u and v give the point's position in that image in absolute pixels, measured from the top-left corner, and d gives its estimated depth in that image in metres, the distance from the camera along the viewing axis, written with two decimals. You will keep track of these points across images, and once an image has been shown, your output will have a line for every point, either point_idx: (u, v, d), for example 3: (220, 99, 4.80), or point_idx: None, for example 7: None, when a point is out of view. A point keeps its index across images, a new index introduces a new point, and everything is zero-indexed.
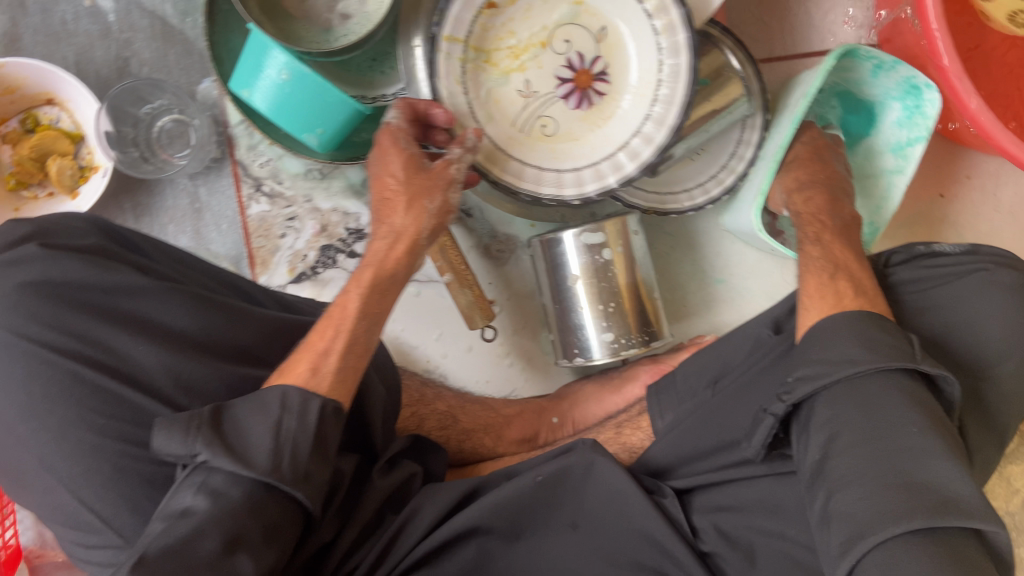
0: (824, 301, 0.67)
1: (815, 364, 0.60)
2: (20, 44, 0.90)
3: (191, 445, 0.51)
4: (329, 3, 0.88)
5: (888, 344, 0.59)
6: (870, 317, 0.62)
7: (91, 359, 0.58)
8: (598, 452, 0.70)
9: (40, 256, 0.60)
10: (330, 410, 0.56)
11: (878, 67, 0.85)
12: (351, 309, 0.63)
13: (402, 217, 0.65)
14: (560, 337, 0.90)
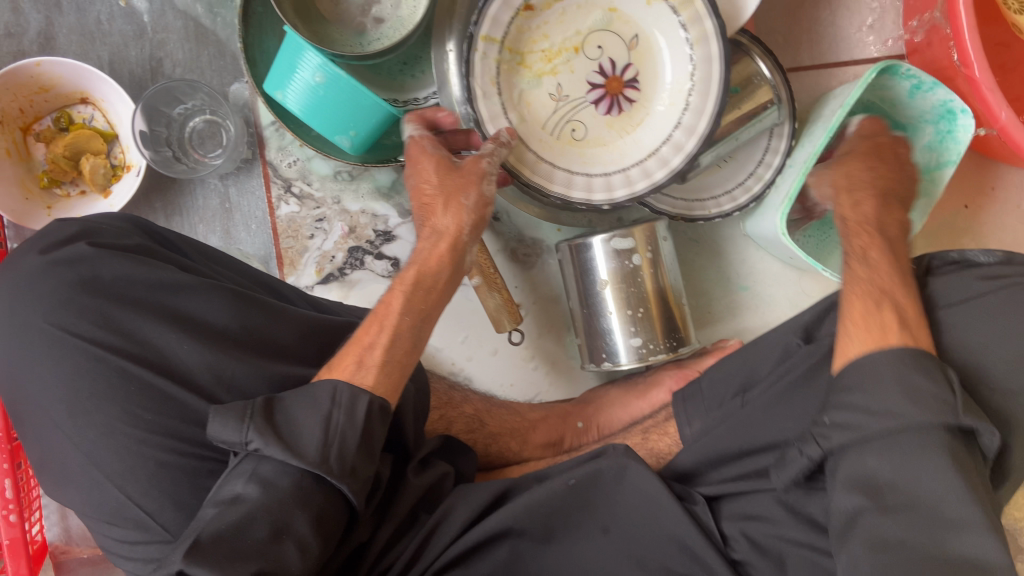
0: (874, 334, 0.59)
1: (850, 409, 0.55)
2: (55, 43, 0.91)
3: (246, 434, 0.52)
4: (362, 7, 0.89)
5: (932, 394, 0.53)
6: (914, 357, 0.56)
7: (135, 355, 0.59)
8: (631, 457, 0.70)
9: (89, 254, 0.62)
10: (377, 407, 0.56)
11: (917, 87, 0.87)
12: (395, 310, 0.63)
13: (442, 217, 0.66)
14: (587, 341, 0.91)
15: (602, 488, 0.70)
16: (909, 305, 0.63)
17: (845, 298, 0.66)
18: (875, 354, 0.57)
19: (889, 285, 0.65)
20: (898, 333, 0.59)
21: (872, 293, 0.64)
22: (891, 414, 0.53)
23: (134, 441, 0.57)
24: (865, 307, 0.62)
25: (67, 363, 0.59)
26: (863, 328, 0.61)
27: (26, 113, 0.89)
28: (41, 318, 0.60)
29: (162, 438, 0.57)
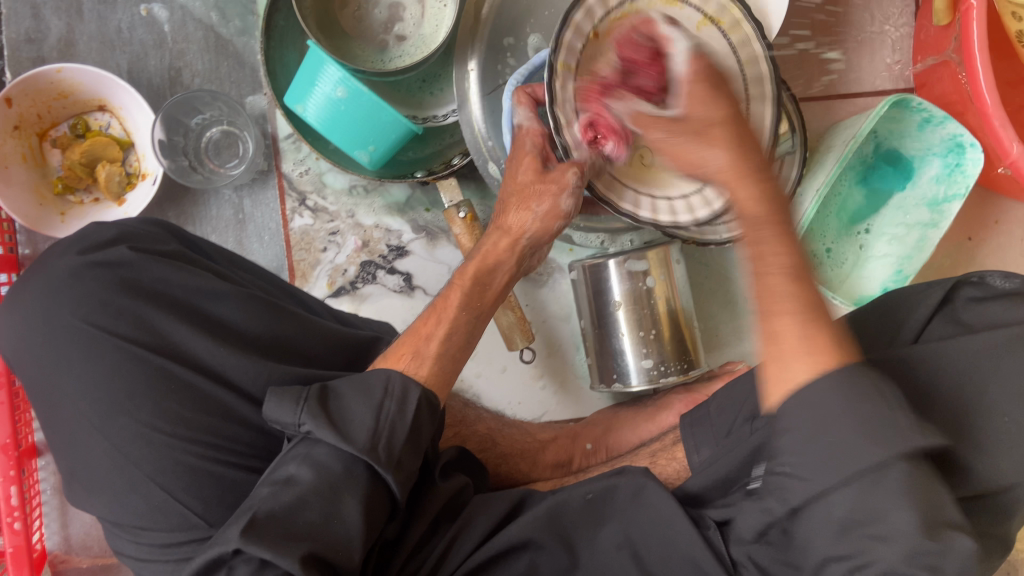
0: (808, 363, 0.49)
1: (800, 454, 0.48)
2: (74, 49, 0.91)
3: (299, 416, 0.53)
4: (384, 24, 0.89)
5: (879, 418, 0.46)
6: (855, 381, 0.47)
7: (175, 358, 0.59)
8: (651, 476, 0.69)
9: (129, 257, 0.62)
10: (427, 402, 0.57)
11: (927, 120, 0.91)
12: (452, 304, 0.65)
13: (514, 215, 0.68)
14: (599, 362, 0.91)
15: (617, 503, 0.69)
16: (819, 294, 0.51)
17: (759, 300, 0.52)
18: (811, 385, 0.48)
19: (795, 277, 0.50)
20: (836, 351, 0.49)
21: (793, 298, 0.50)
22: (849, 459, 0.46)
23: (163, 447, 0.57)
24: (791, 326, 0.50)
25: (104, 363, 0.59)
26: (803, 357, 0.49)
27: (43, 118, 0.88)
28: (76, 316, 0.60)
29: (191, 443, 0.57)
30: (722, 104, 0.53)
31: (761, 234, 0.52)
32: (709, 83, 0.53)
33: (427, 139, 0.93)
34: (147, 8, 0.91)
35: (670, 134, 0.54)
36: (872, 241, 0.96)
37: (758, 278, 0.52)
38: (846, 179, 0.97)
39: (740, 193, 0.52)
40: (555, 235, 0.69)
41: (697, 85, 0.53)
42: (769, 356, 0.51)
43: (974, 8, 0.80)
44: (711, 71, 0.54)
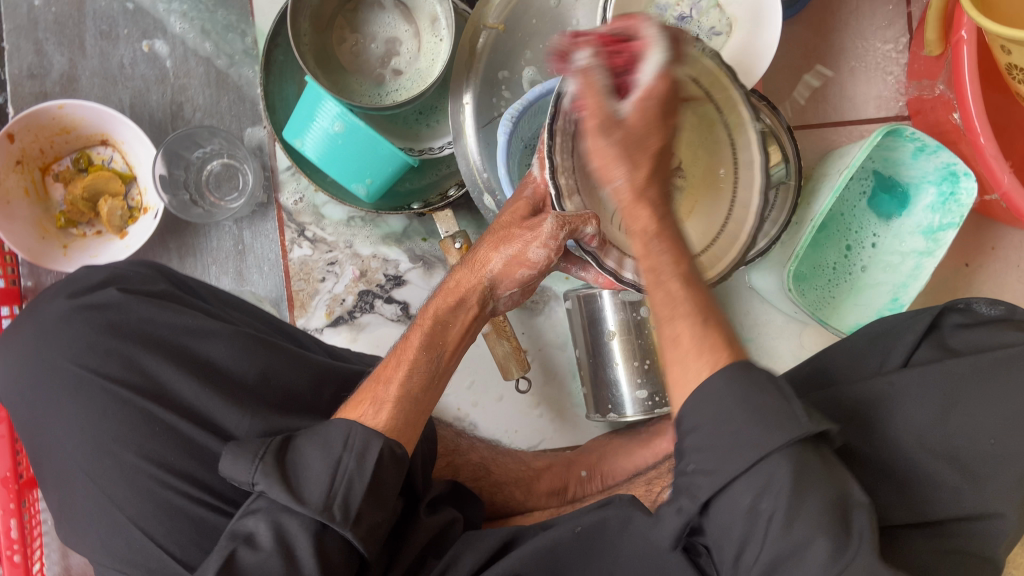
0: (706, 361, 0.53)
1: (704, 455, 0.51)
2: (77, 85, 0.92)
3: (253, 475, 0.55)
4: (381, 59, 0.90)
5: (773, 407, 0.50)
6: (747, 373, 0.51)
7: (155, 397, 0.62)
8: (637, 506, 0.68)
9: (116, 298, 0.66)
10: (390, 455, 0.57)
11: (920, 149, 0.90)
12: (413, 344, 0.65)
13: (485, 250, 0.67)
14: (594, 391, 0.92)
15: (608, 536, 0.68)
16: (707, 297, 0.56)
17: (652, 301, 0.56)
18: (709, 383, 0.51)
19: (686, 285, 0.55)
20: (727, 347, 0.53)
21: (689, 302, 0.54)
22: (745, 451, 0.49)
23: (149, 486, 0.61)
24: (688, 325, 0.54)
25: (94, 403, 0.63)
26: (698, 357, 0.53)
27: (46, 153, 0.90)
28: (67, 358, 0.64)
29: (173, 480, 0.60)
30: (657, 135, 0.55)
31: (652, 246, 0.56)
32: (660, 112, 0.54)
33: (425, 169, 0.94)
34: (148, 43, 0.93)
35: (607, 145, 0.54)
36: (869, 267, 0.97)
37: (647, 283, 0.57)
38: (843, 204, 0.98)
39: (639, 218, 0.56)
40: (521, 281, 0.68)
41: (651, 104, 0.53)
42: (669, 345, 0.55)
43: (964, 39, 0.80)
44: (671, 100, 0.54)
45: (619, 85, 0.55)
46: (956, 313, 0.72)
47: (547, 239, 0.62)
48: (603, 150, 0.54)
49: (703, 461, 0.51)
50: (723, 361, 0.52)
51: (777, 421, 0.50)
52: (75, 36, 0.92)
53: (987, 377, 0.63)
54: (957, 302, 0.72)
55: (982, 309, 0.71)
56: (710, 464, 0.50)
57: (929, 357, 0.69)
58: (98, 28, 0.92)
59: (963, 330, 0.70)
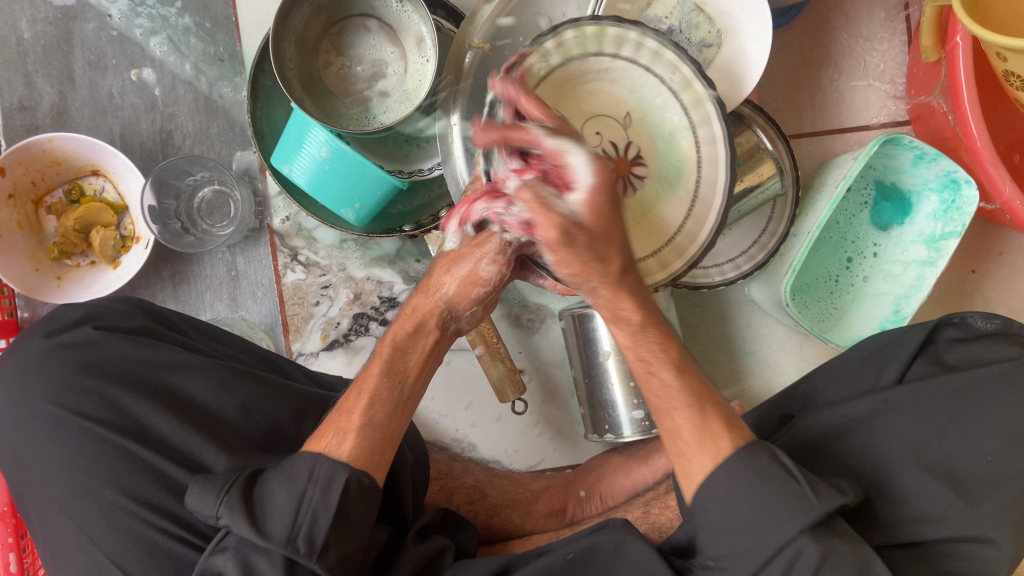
0: (709, 451, 0.54)
1: (724, 548, 0.53)
2: (68, 116, 0.93)
3: (217, 509, 0.55)
4: (368, 81, 0.90)
5: (789, 494, 0.51)
6: (751, 459, 0.53)
7: (131, 434, 0.64)
8: (630, 531, 0.67)
9: (93, 336, 0.68)
10: (356, 486, 0.57)
11: (919, 157, 0.87)
12: (373, 374, 0.64)
13: (442, 276, 0.65)
14: (591, 412, 0.91)
15: (601, 563, 0.67)
16: (702, 382, 0.58)
17: (646, 392, 0.59)
18: (715, 479, 0.53)
19: (679, 374, 0.58)
20: (728, 430, 0.55)
21: (683, 391, 0.57)
22: (761, 539, 0.51)
23: (128, 523, 0.62)
24: (683, 416, 0.56)
25: (72, 442, 0.65)
26: (699, 448, 0.55)
27: (38, 186, 0.90)
28: (48, 401, 0.66)
29: (156, 518, 0.62)
30: (613, 225, 0.55)
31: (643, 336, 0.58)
32: (608, 202, 0.54)
33: (415, 190, 0.94)
34: (137, 72, 0.93)
35: (573, 252, 0.54)
36: (871, 277, 0.95)
37: (640, 379, 0.59)
38: (842, 215, 0.96)
39: (626, 305, 0.58)
40: (477, 301, 0.66)
41: (599, 198, 0.54)
42: (664, 428, 0.57)
43: (960, 46, 0.79)
44: (610, 184, 0.54)
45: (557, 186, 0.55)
46: (951, 327, 0.70)
47: (494, 253, 0.62)
48: (572, 259, 0.54)
49: (725, 555, 0.53)
50: (728, 446, 0.54)
51: (784, 508, 0.51)
52: (63, 67, 0.93)
53: (991, 393, 0.62)
54: (952, 317, 0.70)
55: (977, 322, 0.69)
56: (731, 558, 0.52)
57: (923, 373, 0.68)
58: (87, 58, 0.93)
59: (959, 345, 0.68)
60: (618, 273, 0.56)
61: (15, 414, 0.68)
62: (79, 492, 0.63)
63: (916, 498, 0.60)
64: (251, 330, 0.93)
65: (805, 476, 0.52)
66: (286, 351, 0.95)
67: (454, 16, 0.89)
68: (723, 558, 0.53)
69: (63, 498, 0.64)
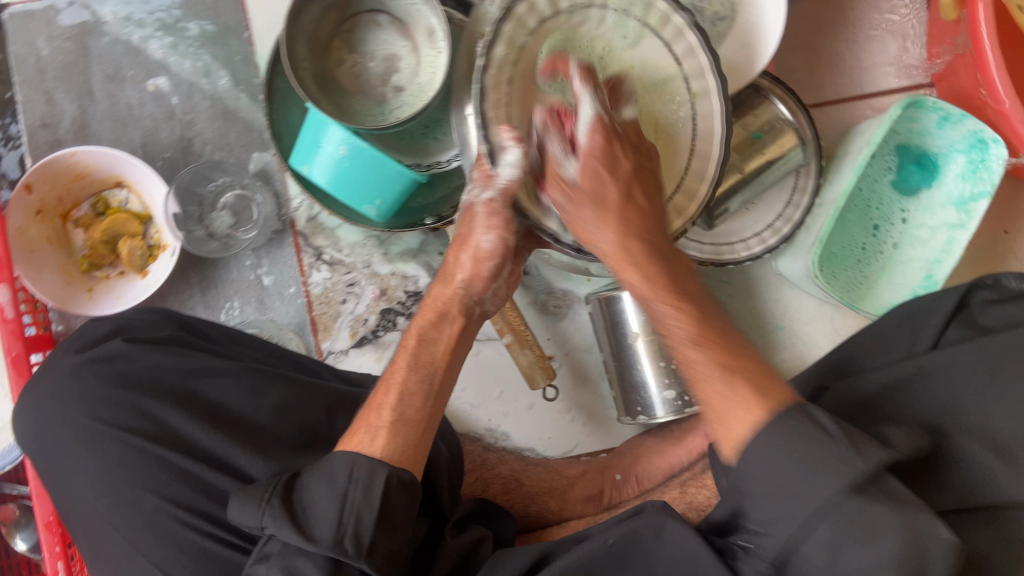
0: (749, 412, 0.49)
1: (762, 505, 0.49)
2: (89, 130, 0.94)
3: (262, 518, 0.55)
4: (381, 77, 0.90)
5: (823, 453, 0.46)
6: (790, 424, 0.48)
7: (168, 441, 0.65)
8: (669, 514, 0.66)
9: (122, 349, 0.70)
10: (396, 482, 0.57)
11: (945, 118, 0.86)
12: (401, 368, 0.66)
13: (463, 266, 0.69)
14: (623, 395, 0.91)
15: (643, 545, 0.67)
16: (736, 354, 0.52)
17: (687, 371, 0.54)
18: (750, 443, 0.48)
19: (692, 335, 0.54)
20: (758, 395, 0.50)
21: (708, 362, 0.52)
22: (812, 494, 0.46)
23: (171, 530, 0.63)
24: (715, 387, 0.51)
25: (109, 455, 0.66)
26: (744, 410, 0.50)
27: (63, 201, 0.92)
28: (85, 414, 0.67)
29: (195, 520, 0.62)
30: (616, 187, 0.59)
31: (659, 298, 0.57)
32: (607, 153, 0.59)
33: (435, 183, 0.93)
34: (153, 82, 0.94)
35: (579, 214, 0.60)
36: (901, 244, 0.93)
37: (682, 366, 0.54)
38: (866, 181, 0.94)
39: (629, 276, 0.59)
40: (492, 278, 0.69)
41: (597, 158, 0.59)
42: (707, 411, 0.52)
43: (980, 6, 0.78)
44: (617, 138, 0.60)
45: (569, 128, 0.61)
46: (985, 290, 0.68)
47: (494, 215, 0.64)
48: (579, 217, 0.60)
49: (766, 522, 0.48)
50: (757, 414, 0.49)
51: (828, 471, 0.46)
52: (82, 82, 0.94)
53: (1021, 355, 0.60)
54: (985, 279, 0.69)
55: (1011, 283, 0.67)
56: (775, 523, 0.48)
57: (957, 336, 0.67)
58: (104, 72, 0.94)
59: (994, 306, 0.66)
60: (621, 235, 0.59)
61: (55, 427, 0.69)
62: (123, 501, 0.64)
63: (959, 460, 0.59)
64: (280, 330, 0.95)
65: (845, 434, 0.47)
66: (316, 351, 0.95)
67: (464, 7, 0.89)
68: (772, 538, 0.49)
69: (107, 508, 0.65)
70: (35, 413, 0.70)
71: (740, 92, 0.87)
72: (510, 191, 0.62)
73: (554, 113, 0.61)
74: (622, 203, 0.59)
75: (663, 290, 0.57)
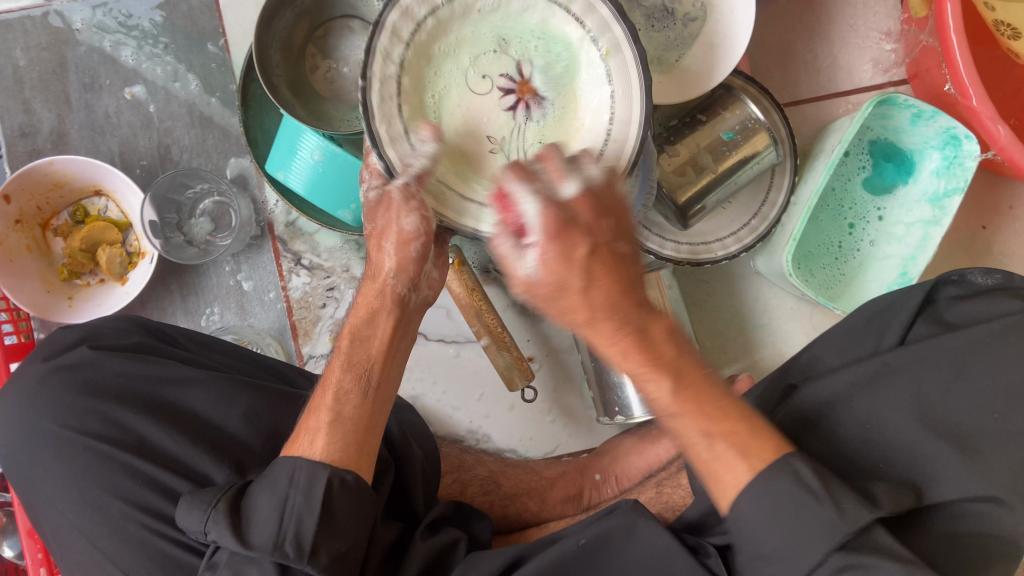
0: (743, 466, 0.52)
1: (767, 561, 0.53)
2: (67, 139, 0.94)
3: (204, 525, 0.56)
4: (356, 82, 0.90)
5: (818, 517, 0.51)
6: (798, 504, 0.51)
7: (134, 449, 0.65)
8: (641, 513, 0.66)
9: (89, 356, 0.70)
10: (338, 483, 0.57)
11: (917, 116, 0.86)
12: (336, 369, 0.64)
13: (391, 259, 0.63)
14: (601, 395, 0.91)
15: (613, 546, 0.66)
16: (716, 415, 0.52)
17: (673, 433, 0.54)
18: (742, 504, 0.53)
19: (678, 399, 0.52)
20: (745, 454, 0.52)
21: (693, 430, 0.52)
22: (806, 550, 0.51)
23: (139, 536, 0.63)
24: (698, 447, 0.53)
25: (78, 462, 0.66)
26: (727, 460, 0.52)
27: (43, 210, 0.92)
28: (54, 421, 0.68)
29: (160, 526, 0.63)
30: (580, 276, 0.48)
31: (643, 378, 0.51)
32: (558, 249, 0.48)
33: None
34: (130, 91, 0.94)
35: (555, 307, 0.49)
36: (877, 241, 0.93)
37: (669, 426, 0.54)
38: (838, 180, 0.95)
39: (623, 361, 0.51)
40: (421, 259, 0.64)
41: (552, 255, 0.48)
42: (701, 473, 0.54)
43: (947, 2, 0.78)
44: (569, 224, 0.49)
45: (512, 232, 0.50)
46: (951, 285, 0.69)
47: (415, 199, 0.58)
48: (554, 306, 0.49)
49: (766, 569, 0.54)
50: (746, 474, 0.52)
51: (817, 530, 0.51)
52: (60, 91, 0.94)
53: (986, 347, 0.61)
54: (952, 274, 0.70)
55: (977, 279, 0.68)
56: (773, 570, 0.53)
57: (924, 334, 0.67)
58: (82, 81, 0.94)
59: (960, 302, 0.67)
60: (606, 328, 0.49)
61: (25, 434, 0.69)
62: (90, 509, 0.65)
63: (925, 456, 0.59)
64: (258, 336, 0.95)
65: (826, 490, 0.51)
66: (296, 356, 0.96)
67: None
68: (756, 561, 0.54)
69: (74, 514, 0.66)
70: (9, 417, 0.71)
71: (713, 92, 0.87)
72: (411, 187, 0.58)
73: (500, 204, 0.51)
74: (591, 286, 0.48)
75: (665, 374, 0.51)
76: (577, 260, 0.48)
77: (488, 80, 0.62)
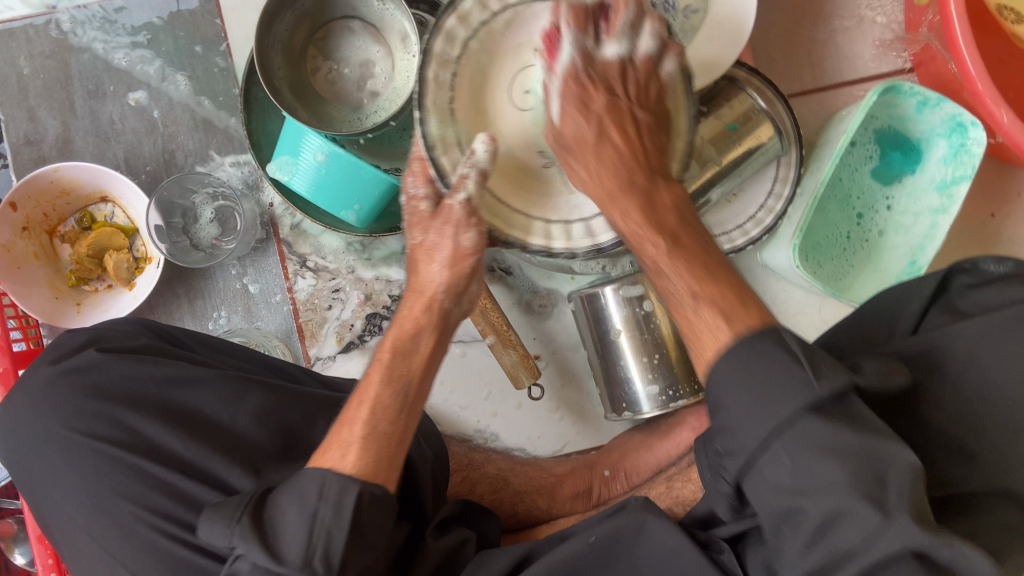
0: (726, 331, 0.53)
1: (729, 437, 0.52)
2: (73, 146, 0.95)
3: (231, 537, 0.55)
4: (357, 82, 0.90)
5: (784, 376, 0.49)
6: (757, 353, 0.51)
7: (143, 449, 0.66)
8: (651, 510, 0.65)
9: (96, 358, 0.70)
10: (368, 497, 0.56)
11: (923, 102, 0.86)
12: (374, 380, 0.63)
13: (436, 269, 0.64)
14: (609, 391, 0.91)
15: (623, 543, 0.65)
16: (714, 280, 0.56)
17: (676, 309, 0.58)
18: (714, 368, 0.53)
19: (670, 257, 0.58)
20: (734, 318, 0.54)
21: (687, 291, 0.57)
22: (771, 409, 0.49)
23: (148, 538, 0.64)
24: (703, 326, 0.55)
25: (87, 465, 0.67)
26: (724, 325, 0.54)
27: (50, 217, 0.93)
28: (62, 426, 0.68)
29: (168, 527, 0.63)
30: (592, 128, 0.61)
31: (635, 229, 0.60)
32: (579, 102, 0.61)
33: None
34: (134, 97, 0.95)
35: (564, 147, 0.63)
36: (886, 230, 0.92)
37: (656, 282, 0.61)
38: (846, 171, 0.92)
39: (612, 214, 0.61)
40: (472, 275, 0.66)
41: (567, 88, 0.61)
42: (683, 328, 0.58)
43: None
44: (588, 84, 0.61)
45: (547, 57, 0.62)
46: (964, 273, 0.67)
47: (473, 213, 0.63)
48: (566, 151, 0.63)
49: (729, 438, 0.51)
50: (727, 338, 0.53)
51: (785, 387, 0.49)
52: (64, 99, 0.95)
53: (1005, 333, 0.59)
54: (963, 262, 0.67)
55: (990, 267, 0.65)
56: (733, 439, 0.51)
57: (934, 321, 0.66)
58: (85, 88, 0.95)
59: (974, 291, 0.65)
60: (597, 161, 0.61)
61: (35, 439, 0.69)
62: (100, 512, 0.65)
63: None
64: (265, 339, 0.94)
65: (808, 357, 0.50)
66: (304, 358, 0.96)
67: (435, 9, 0.89)
68: (730, 453, 0.52)
69: (85, 518, 0.66)
70: (18, 421, 0.71)
71: (716, 83, 0.85)
72: (474, 202, 0.63)
73: (549, 40, 0.62)
74: (596, 151, 0.61)
75: (678, 254, 0.58)
76: (582, 106, 0.61)
77: (530, 95, 0.69)
